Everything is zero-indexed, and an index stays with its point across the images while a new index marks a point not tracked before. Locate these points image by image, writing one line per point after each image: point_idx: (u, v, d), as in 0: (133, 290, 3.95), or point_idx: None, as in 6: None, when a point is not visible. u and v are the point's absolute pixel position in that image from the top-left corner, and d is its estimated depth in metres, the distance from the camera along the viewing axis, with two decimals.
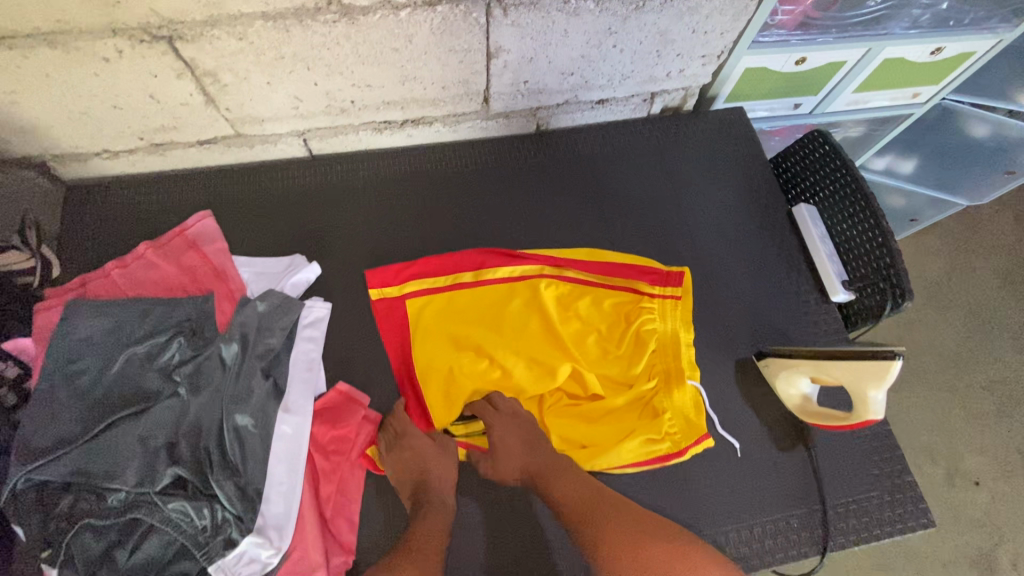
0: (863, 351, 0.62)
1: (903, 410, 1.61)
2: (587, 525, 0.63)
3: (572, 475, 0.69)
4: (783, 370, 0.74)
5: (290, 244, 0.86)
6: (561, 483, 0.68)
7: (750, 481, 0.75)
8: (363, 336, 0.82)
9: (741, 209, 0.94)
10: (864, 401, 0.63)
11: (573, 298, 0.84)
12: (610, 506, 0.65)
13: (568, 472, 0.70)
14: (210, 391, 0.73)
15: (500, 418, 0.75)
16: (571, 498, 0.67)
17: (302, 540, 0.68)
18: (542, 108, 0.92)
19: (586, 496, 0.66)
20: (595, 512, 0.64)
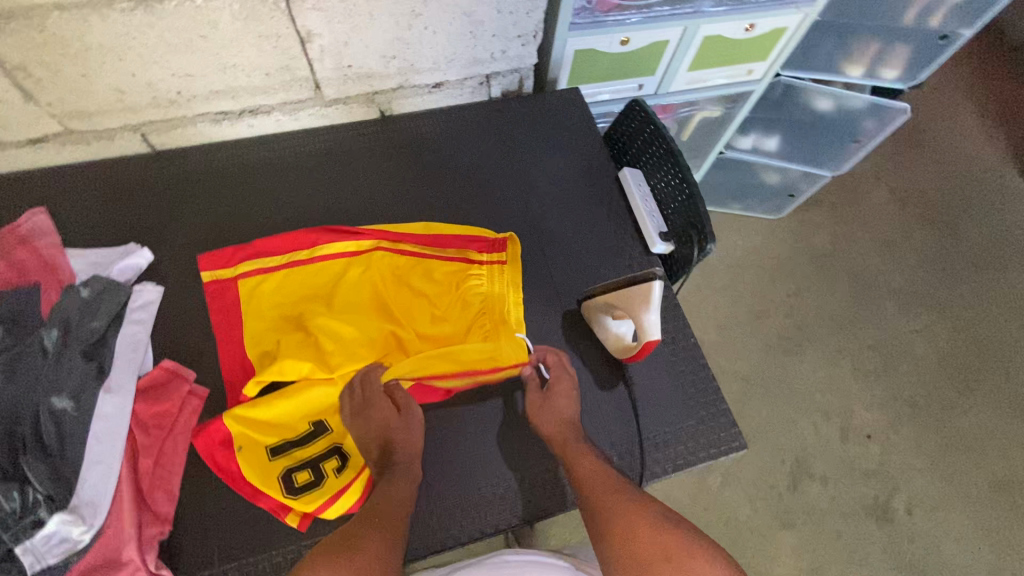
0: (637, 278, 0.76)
1: (802, 372, 1.68)
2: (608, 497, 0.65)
3: (594, 456, 0.70)
4: (586, 314, 0.83)
5: (128, 234, 0.88)
6: (586, 462, 0.69)
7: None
8: (197, 316, 0.83)
9: (574, 177, 1.00)
10: (643, 321, 0.74)
11: (406, 269, 0.87)
12: (632, 493, 0.65)
13: (590, 452, 0.71)
14: (28, 377, 0.72)
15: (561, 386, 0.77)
16: (593, 484, 0.67)
17: (116, 515, 0.68)
18: (378, 93, 0.97)
19: (608, 481, 0.67)
20: (615, 498, 0.65)
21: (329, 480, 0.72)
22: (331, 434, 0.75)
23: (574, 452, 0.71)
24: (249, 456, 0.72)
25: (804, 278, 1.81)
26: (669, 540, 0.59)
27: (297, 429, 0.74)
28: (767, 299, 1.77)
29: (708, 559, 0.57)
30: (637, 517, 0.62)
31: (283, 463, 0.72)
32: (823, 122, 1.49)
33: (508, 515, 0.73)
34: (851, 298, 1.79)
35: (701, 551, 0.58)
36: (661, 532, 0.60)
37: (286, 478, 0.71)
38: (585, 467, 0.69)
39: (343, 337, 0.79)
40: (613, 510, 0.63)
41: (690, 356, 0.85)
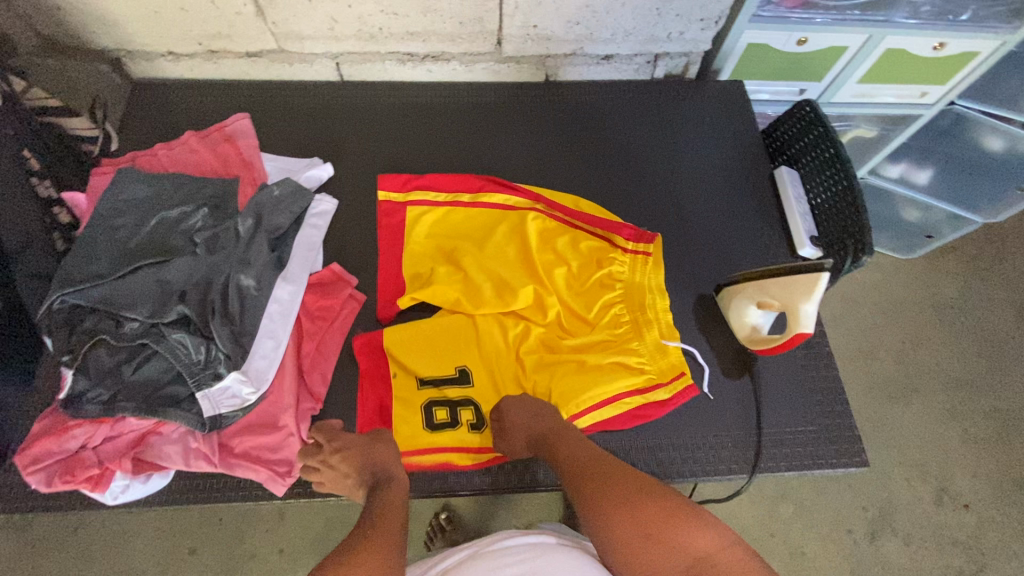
0: (797, 267, 0.73)
1: (902, 422, 1.58)
2: (584, 483, 0.63)
3: (578, 442, 0.69)
4: (732, 299, 0.81)
5: (312, 149, 0.98)
6: (565, 453, 0.68)
7: (692, 401, 0.80)
8: (361, 231, 0.91)
9: (726, 168, 0.99)
10: (800, 313, 0.72)
11: (554, 234, 0.90)
12: (619, 469, 0.64)
13: (573, 438, 0.70)
14: (224, 253, 0.83)
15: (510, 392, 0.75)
16: (577, 465, 0.66)
17: (280, 385, 0.77)
18: (550, 57, 1.01)
19: (592, 460, 0.66)
20: (596, 478, 0.63)
21: (456, 429, 0.77)
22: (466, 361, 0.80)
23: (557, 438, 0.70)
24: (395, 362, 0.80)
25: (924, 327, 1.69)
26: (656, 511, 0.57)
27: (436, 350, 0.81)
28: (878, 340, 1.67)
29: (697, 526, 0.55)
30: (613, 495, 0.60)
31: (422, 372, 0.79)
32: (986, 164, 1.38)
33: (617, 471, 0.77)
34: (974, 358, 1.65)
35: (689, 517, 0.56)
36: (637, 508, 0.58)
37: (423, 395, 0.78)
38: (570, 450, 0.68)
39: (489, 281, 0.85)
40: (597, 485, 0.62)
41: (821, 364, 0.83)
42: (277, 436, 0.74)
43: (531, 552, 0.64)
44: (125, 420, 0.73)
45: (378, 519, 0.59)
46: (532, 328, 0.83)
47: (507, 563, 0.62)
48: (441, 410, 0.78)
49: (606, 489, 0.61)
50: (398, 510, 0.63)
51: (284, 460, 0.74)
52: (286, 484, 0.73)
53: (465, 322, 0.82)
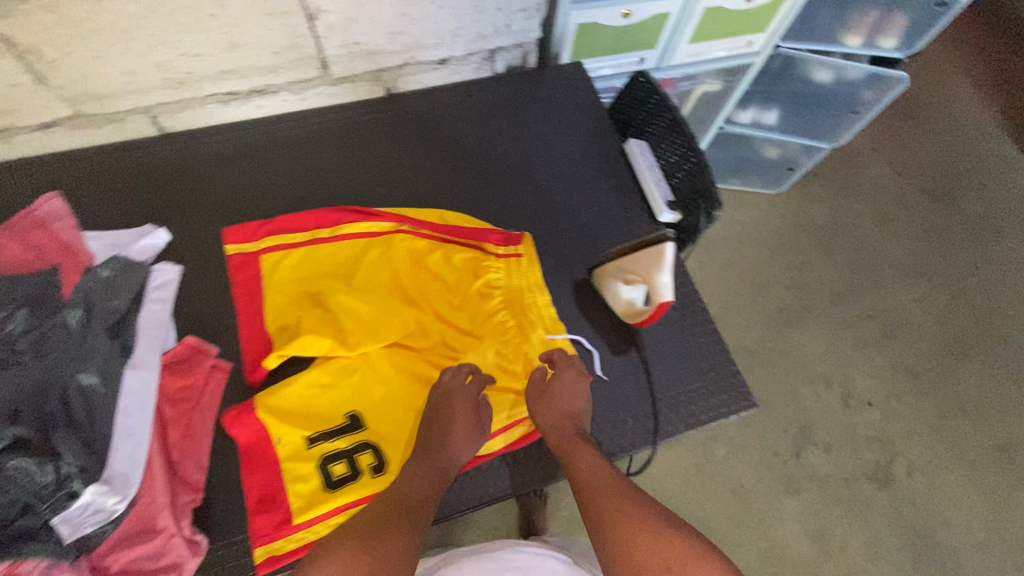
0: (647, 240, 0.79)
1: (804, 342, 1.71)
2: (609, 496, 0.62)
3: (594, 456, 0.68)
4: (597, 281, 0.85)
5: (141, 216, 0.88)
6: (588, 462, 0.67)
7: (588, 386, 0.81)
8: (215, 294, 0.84)
9: (581, 150, 1.01)
10: (655, 283, 0.77)
11: (425, 252, 0.87)
12: (630, 489, 0.63)
13: (589, 452, 0.69)
14: (55, 354, 0.73)
15: (561, 380, 0.76)
16: (590, 482, 0.65)
17: (150, 484, 0.70)
18: (384, 70, 0.98)
19: (604, 479, 0.65)
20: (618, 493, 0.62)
21: (358, 480, 0.72)
22: (356, 407, 0.76)
23: (573, 452, 0.69)
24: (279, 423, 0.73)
25: (805, 252, 1.83)
26: (668, 544, 0.56)
27: (324, 402, 0.76)
28: (769, 272, 1.79)
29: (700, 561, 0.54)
30: (638, 517, 0.59)
31: (308, 428, 0.74)
32: (821, 95, 1.51)
33: (529, 475, 0.77)
34: (852, 270, 1.81)
35: (696, 554, 0.55)
36: (659, 538, 0.56)
37: (315, 452, 0.73)
38: (583, 465, 0.67)
39: (363, 316, 0.80)
40: (609, 510, 0.60)
41: (700, 320, 0.87)
42: (157, 541, 0.68)
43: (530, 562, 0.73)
44: None
45: (405, 509, 0.63)
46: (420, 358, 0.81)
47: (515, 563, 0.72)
48: (337, 464, 0.73)
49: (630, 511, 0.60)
50: (430, 501, 0.65)
51: (170, 564, 0.67)
52: None
53: (349, 366, 0.78)
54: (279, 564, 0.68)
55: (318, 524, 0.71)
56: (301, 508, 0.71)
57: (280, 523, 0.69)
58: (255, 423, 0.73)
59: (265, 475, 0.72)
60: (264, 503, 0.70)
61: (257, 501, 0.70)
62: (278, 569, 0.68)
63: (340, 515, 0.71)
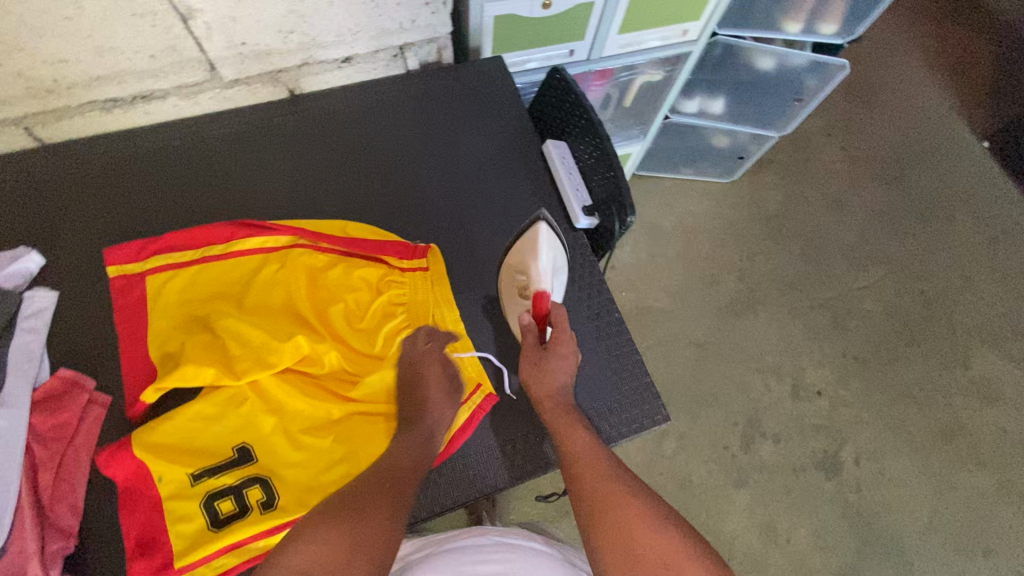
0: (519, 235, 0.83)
1: (755, 333, 1.70)
2: (604, 482, 0.62)
3: (586, 437, 0.67)
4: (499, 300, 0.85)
5: (16, 237, 0.82)
6: (580, 442, 0.66)
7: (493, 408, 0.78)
8: (97, 321, 0.79)
9: (498, 151, 0.96)
10: (536, 269, 0.78)
11: (324, 269, 0.84)
12: (620, 477, 0.62)
13: (582, 432, 0.68)
14: None
15: (558, 347, 0.75)
16: (582, 465, 0.64)
17: (20, 533, 0.64)
18: (282, 71, 0.92)
19: (596, 463, 0.64)
20: (611, 480, 0.62)
21: (246, 517, 0.70)
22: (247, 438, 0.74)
23: (565, 432, 0.68)
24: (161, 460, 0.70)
25: (757, 241, 1.81)
26: (661, 541, 0.55)
27: (213, 435, 0.73)
28: (720, 263, 1.77)
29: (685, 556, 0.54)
30: (635, 509, 0.58)
31: (193, 464, 0.71)
32: (765, 82, 1.47)
33: (426, 503, 0.71)
34: (803, 258, 1.80)
35: (683, 551, 0.54)
36: (657, 534, 0.56)
37: (199, 489, 0.70)
38: (575, 448, 0.66)
39: (253, 341, 0.77)
40: (601, 499, 0.60)
41: (616, 331, 0.84)
42: None
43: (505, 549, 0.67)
44: None
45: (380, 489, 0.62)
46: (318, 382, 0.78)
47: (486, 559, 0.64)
48: (224, 501, 0.70)
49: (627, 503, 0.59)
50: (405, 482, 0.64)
51: None
52: None
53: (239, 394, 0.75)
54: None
55: (200, 567, 0.67)
56: (182, 551, 0.67)
57: (159, 569, 0.66)
58: (131, 462, 0.69)
59: (146, 516, 0.68)
60: (143, 548, 0.67)
61: (135, 545, 0.67)
62: None
63: (225, 556, 0.68)
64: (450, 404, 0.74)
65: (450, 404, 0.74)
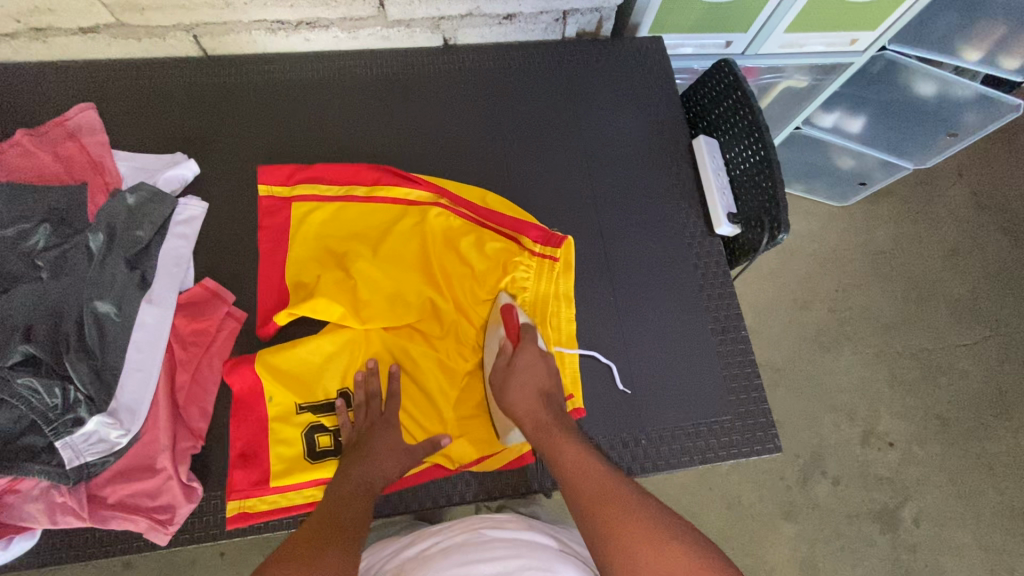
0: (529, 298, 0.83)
1: (834, 370, 1.62)
2: (595, 496, 0.58)
3: (580, 449, 0.64)
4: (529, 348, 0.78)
5: (175, 142, 0.85)
6: (571, 451, 0.64)
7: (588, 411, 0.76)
8: (239, 238, 0.82)
9: (642, 138, 0.92)
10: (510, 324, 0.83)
11: (458, 233, 0.83)
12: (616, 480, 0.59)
13: (573, 442, 0.65)
14: (74, 277, 0.73)
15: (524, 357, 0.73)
16: (579, 477, 0.60)
17: (153, 424, 0.70)
18: (444, 19, 0.90)
19: (594, 473, 0.61)
20: (600, 490, 0.58)
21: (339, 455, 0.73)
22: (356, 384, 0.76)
23: (554, 447, 0.65)
24: (278, 381, 0.73)
25: (857, 275, 1.71)
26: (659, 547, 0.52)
27: (327, 371, 0.75)
28: (813, 290, 1.68)
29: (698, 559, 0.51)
30: (626, 517, 0.54)
31: (303, 395, 0.74)
32: (918, 110, 1.35)
33: (499, 483, 0.75)
34: (904, 303, 1.69)
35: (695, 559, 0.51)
36: (650, 541, 0.52)
37: (304, 419, 0.74)
38: (571, 464, 0.63)
39: (383, 291, 0.79)
40: (608, 511, 0.56)
41: (735, 349, 0.81)
42: (154, 480, 0.68)
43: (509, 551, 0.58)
44: None
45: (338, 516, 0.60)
46: (428, 347, 0.79)
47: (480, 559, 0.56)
48: (324, 435, 0.73)
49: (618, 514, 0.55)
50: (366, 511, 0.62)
51: (165, 506, 0.68)
52: (169, 533, 0.67)
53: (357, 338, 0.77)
54: (248, 521, 0.69)
55: (292, 490, 0.71)
56: (281, 471, 0.71)
57: (257, 482, 0.70)
58: (250, 377, 0.73)
59: (253, 431, 0.72)
60: (245, 459, 0.71)
61: (239, 455, 0.71)
62: (249, 525, 0.69)
63: (317, 487, 0.72)
64: (404, 458, 0.70)
65: (400, 457, 0.69)
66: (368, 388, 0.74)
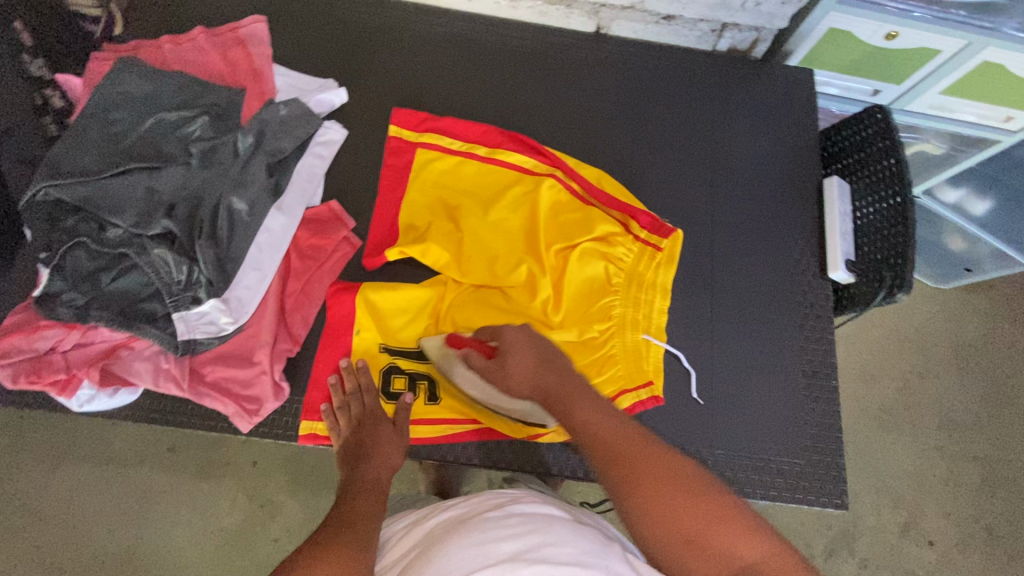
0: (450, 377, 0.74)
1: (894, 449, 1.48)
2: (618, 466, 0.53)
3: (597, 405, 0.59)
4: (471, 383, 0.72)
5: (328, 69, 0.90)
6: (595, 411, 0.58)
7: (656, 409, 0.76)
8: (366, 170, 0.85)
9: (772, 165, 0.90)
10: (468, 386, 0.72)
11: (565, 207, 0.84)
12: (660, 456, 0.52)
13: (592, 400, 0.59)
14: (218, 169, 0.78)
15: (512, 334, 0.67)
16: (610, 444, 0.54)
17: (259, 321, 0.75)
18: (605, 7, 0.91)
19: (626, 443, 0.54)
20: (628, 451, 0.53)
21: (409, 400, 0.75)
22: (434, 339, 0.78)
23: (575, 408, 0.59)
24: (366, 323, 0.77)
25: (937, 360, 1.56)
26: (695, 506, 0.49)
27: (416, 317, 0.79)
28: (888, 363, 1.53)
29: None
30: (673, 483, 0.50)
31: (388, 336, 0.77)
32: None
33: (561, 463, 0.75)
34: (994, 401, 1.53)
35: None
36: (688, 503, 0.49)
37: (384, 359, 0.77)
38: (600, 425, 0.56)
39: (484, 250, 0.81)
40: (644, 479, 0.51)
41: (822, 396, 0.79)
42: (249, 372, 0.72)
43: (525, 526, 0.49)
44: (97, 329, 0.71)
45: (348, 517, 0.58)
46: (514, 309, 0.80)
47: (496, 538, 0.48)
48: (398, 378, 0.76)
49: (654, 485, 0.50)
50: (376, 512, 0.60)
51: (254, 397, 0.72)
52: (252, 423, 0.71)
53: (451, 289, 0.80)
54: (316, 442, 0.73)
55: None
56: None
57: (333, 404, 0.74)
58: (348, 304, 0.76)
59: (340, 355, 0.76)
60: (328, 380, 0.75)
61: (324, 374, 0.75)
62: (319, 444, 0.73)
63: None
64: (401, 446, 0.70)
65: (398, 445, 0.70)
66: (345, 387, 0.73)
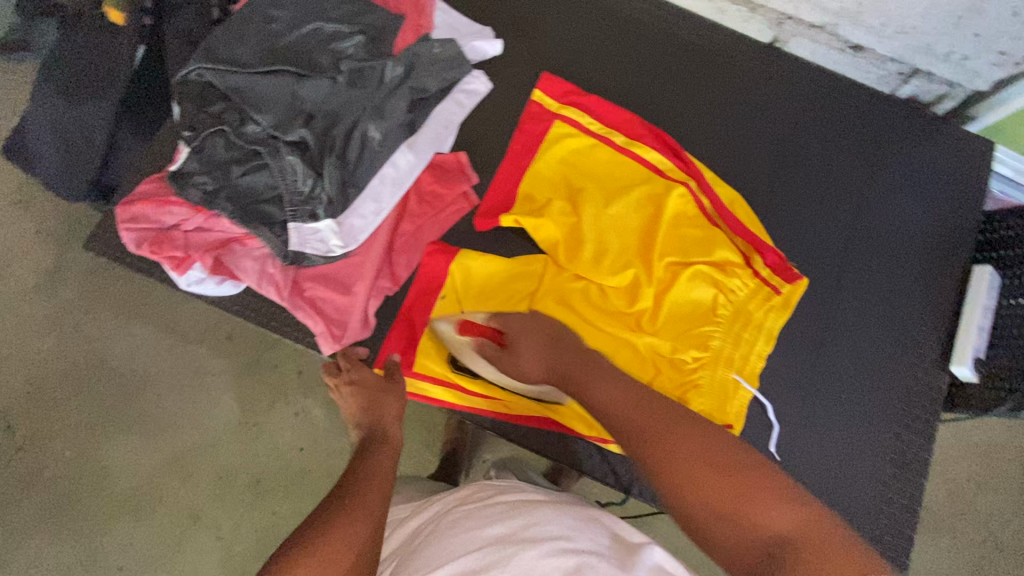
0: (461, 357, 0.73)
1: None
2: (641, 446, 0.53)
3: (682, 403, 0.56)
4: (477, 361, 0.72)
5: (490, 18, 0.87)
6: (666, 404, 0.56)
7: None
8: (500, 130, 0.83)
9: (919, 233, 0.83)
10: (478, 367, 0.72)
11: (688, 219, 0.80)
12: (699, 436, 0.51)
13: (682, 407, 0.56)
14: (362, 92, 0.77)
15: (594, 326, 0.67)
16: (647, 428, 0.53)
17: (367, 253, 0.75)
18: (791, 20, 0.85)
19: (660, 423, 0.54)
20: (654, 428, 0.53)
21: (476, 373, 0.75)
22: None
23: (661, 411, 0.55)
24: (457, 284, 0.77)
25: None
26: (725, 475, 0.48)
27: (508, 292, 0.77)
28: None
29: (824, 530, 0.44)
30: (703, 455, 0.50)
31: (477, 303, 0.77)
32: None
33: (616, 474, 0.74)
34: None
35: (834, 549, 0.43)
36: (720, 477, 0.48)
37: None
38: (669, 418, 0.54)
39: (596, 242, 0.78)
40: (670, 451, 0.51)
41: (903, 489, 0.74)
42: (345, 298, 0.74)
43: (512, 512, 0.52)
44: (219, 219, 0.73)
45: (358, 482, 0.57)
46: (609, 310, 0.77)
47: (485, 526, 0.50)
48: None
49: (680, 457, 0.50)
50: (388, 478, 0.59)
51: (342, 324, 0.74)
52: (336, 346, 0.73)
53: (551, 273, 0.78)
54: None
55: (428, 380, 0.75)
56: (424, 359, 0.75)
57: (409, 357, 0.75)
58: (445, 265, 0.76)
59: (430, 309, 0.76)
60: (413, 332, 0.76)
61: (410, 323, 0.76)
62: None
63: (449, 391, 0.75)
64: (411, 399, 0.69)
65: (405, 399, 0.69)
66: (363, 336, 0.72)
